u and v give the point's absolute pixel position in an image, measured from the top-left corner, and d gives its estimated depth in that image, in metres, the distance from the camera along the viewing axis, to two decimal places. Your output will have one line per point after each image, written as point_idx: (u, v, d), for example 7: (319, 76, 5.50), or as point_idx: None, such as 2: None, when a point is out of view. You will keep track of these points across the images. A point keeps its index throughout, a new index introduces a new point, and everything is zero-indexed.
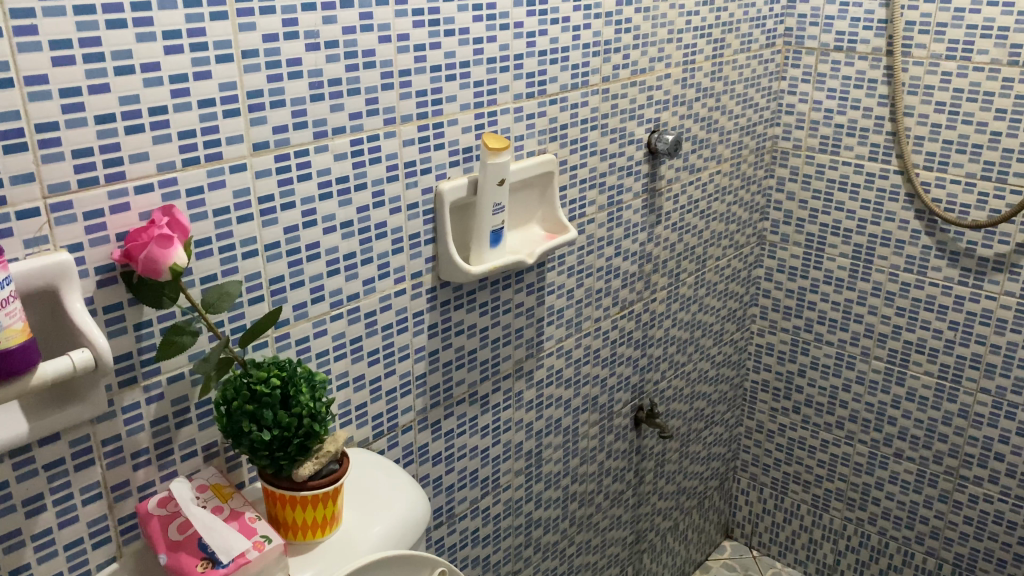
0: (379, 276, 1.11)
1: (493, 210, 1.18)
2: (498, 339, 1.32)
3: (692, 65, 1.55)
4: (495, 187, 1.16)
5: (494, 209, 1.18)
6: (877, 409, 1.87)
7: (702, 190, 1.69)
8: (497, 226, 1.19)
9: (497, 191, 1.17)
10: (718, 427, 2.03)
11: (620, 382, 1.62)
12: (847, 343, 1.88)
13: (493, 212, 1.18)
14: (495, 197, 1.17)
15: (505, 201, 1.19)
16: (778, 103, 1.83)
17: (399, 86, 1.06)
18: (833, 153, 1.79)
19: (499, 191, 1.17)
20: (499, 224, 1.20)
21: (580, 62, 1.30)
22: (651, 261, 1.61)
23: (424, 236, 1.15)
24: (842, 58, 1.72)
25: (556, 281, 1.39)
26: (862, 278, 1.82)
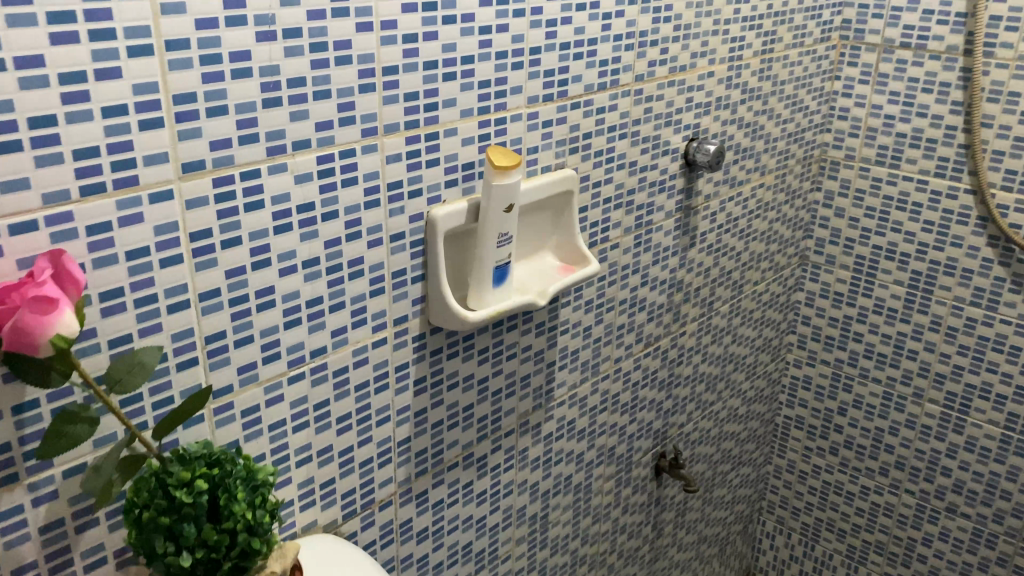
0: (353, 325, 0.88)
1: (498, 243, 0.95)
2: (500, 390, 1.10)
3: (738, 62, 1.31)
4: (502, 215, 0.93)
5: (500, 241, 0.95)
6: (929, 458, 1.65)
7: (742, 207, 1.45)
8: (502, 262, 0.96)
9: (503, 219, 0.94)
10: (745, 468, 1.82)
11: (641, 429, 1.41)
12: (898, 383, 1.66)
13: (498, 245, 0.95)
14: (501, 227, 0.94)
15: (513, 231, 0.96)
16: (829, 106, 1.59)
17: (382, 87, 0.82)
18: (892, 166, 1.55)
19: (506, 219, 0.94)
20: (505, 259, 0.97)
21: (609, 57, 1.07)
22: (682, 290, 1.38)
23: (410, 272, 0.92)
24: (909, 57, 1.48)
25: (571, 318, 1.17)
26: (919, 310, 1.59)
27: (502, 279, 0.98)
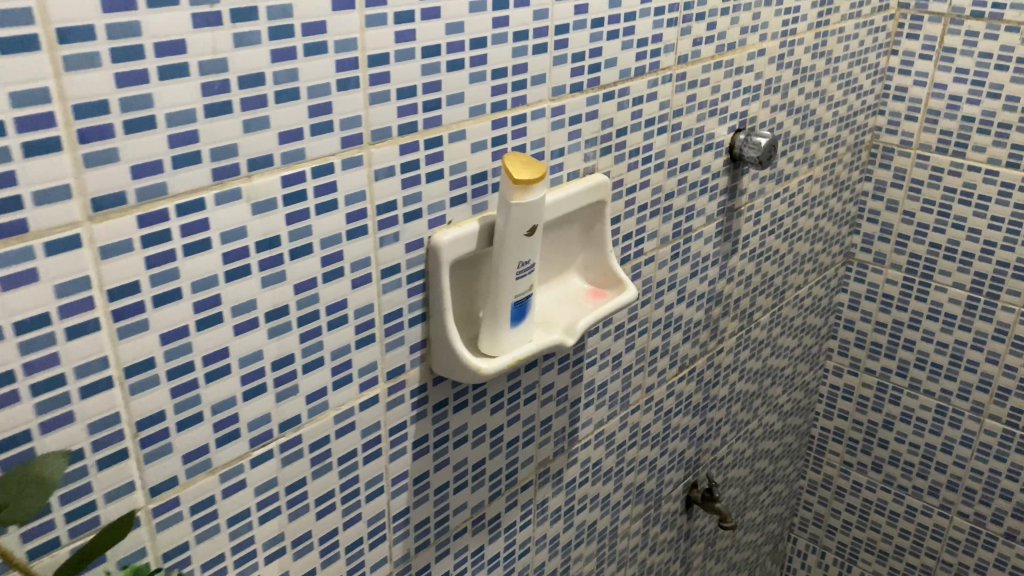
0: (335, 385, 0.70)
1: (517, 275, 0.76)
2: (516, 439, 0.92)
3: (792, 38, 1.11)
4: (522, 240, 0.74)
5: (520, 272, 0.76)
6: (986, 479, 1.48)
7: (788, 204, 1.26)
8: (523, 295, 0.78)
9: (524, 245, 0.75)
10: (779, 485, 1.65)
11: (673, 461, 1.23)
12: (953, 396, 1.48)
13: (516, 276, 0.76)
14: (521, 256, 0.75)
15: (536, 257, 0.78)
16: (883, 85, 1.39)
17: (368, 82, 0.63)
18: (956, 153, 1.36)
19: (528, 245, 0.75)
20: (526, 292, 0.78)
21: (649, 36, 0.87)
22: (721, 303, 1.20)
23: (407, 313, 0.73)
24: (981, 29, 1.27)
25: (598, 348, 0.99)
26: (981, 317, 1.41)
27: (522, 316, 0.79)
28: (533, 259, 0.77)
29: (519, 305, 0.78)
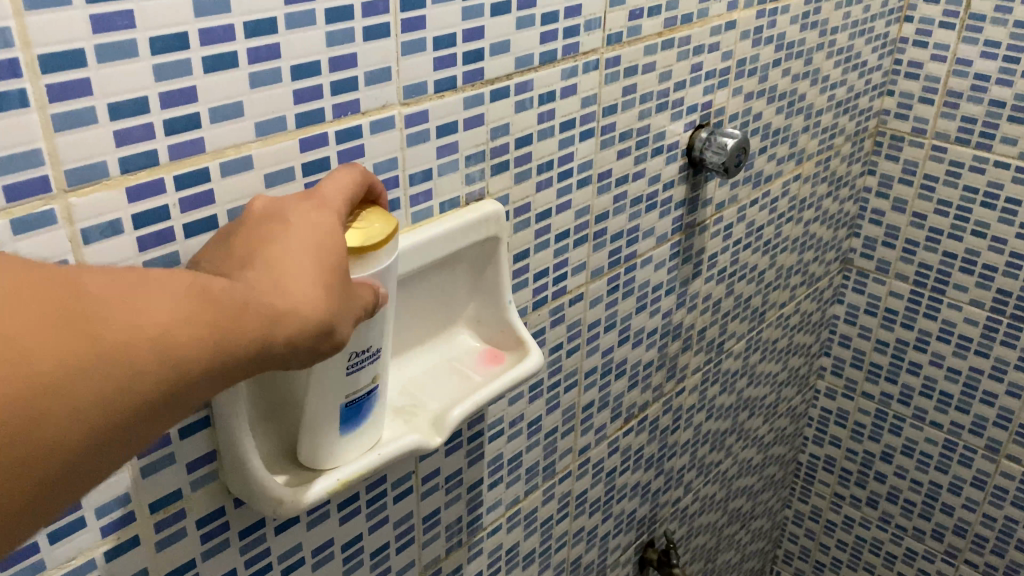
0: (54, 536, 0.48)
1: (346, 371, 0.52)
2: (386, 545, 0.70)
3: (774, 4, 0.85)
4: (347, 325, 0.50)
5: (351, 366, 0.52)
6: (1000, 528, 1.25)
7: (769, 211, 1.02)
8: (359, 390, 0.55)
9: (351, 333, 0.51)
10: (759, 520, 1.44)
11: (619, 524, 1.03)
12: (965, 431, 1.25)
13: (346, 373, 0.52)
14: (350, 348, 0.51)
15: (379, 339, 0.54)
16: (894, 59, 1.14)
17: (45, 98, 0.39)
18: (980, 145, 1.10)
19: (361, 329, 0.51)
20: (367, 386, 0.55)
21: (560, 9, 0.63)
22: (680, 337, 0.96)
23: (175, 422, 0.51)
24: None
25: (505, 416, 0.76)
26: (1002, 343, 1.16)
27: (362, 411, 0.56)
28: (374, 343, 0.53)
29: (354, 403, 0.55)
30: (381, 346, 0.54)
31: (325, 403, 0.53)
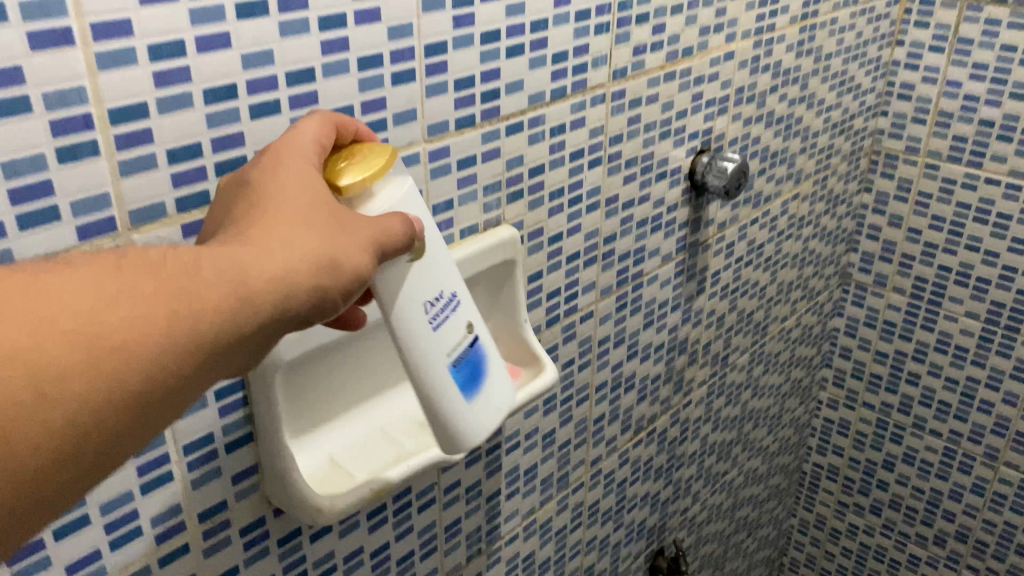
0: (113, 544, 0.52)
1: (432, 327, 0.51)
2: (411, 552, 0.74)
3: (770, 35, 0.90)
4: (410, 281, 0.49)
5: (434, 321, 0.51)
6: (1000, 533, 1.29)
7: (770, 229, 1.06)
8: (457, 344, 0.53)
9: (416, 284, 0.49)
10: (765, 529, 1.48)
11: (630, 533, 1.07)
12: (964, 439, 1.29)
13: (432, 330, 0.51)
14: (421, 299, 0.50)
15: (445, 280, 0.52)
16: (887, 82, 1.18)
17: (113, 146, 0.44)
18: (971, 163, 1.14)
19: (422, 275, 0.50)
20: (464, 341, 0.53)
21: (570, 48, 0.67)
22: (686, 351, 1.00)
23: (222, 438, 0.55)
24: (1004, 17, 1.06)
25: (521, 429, 0.80)
26: (997, 353, 1.20)
27: (473, 373, 0.55)
28: (443, 289, 0.51)
29: (459, 364, 0.53)
30: (452, 289, 0.52)
31: (434, 372, 0.51)
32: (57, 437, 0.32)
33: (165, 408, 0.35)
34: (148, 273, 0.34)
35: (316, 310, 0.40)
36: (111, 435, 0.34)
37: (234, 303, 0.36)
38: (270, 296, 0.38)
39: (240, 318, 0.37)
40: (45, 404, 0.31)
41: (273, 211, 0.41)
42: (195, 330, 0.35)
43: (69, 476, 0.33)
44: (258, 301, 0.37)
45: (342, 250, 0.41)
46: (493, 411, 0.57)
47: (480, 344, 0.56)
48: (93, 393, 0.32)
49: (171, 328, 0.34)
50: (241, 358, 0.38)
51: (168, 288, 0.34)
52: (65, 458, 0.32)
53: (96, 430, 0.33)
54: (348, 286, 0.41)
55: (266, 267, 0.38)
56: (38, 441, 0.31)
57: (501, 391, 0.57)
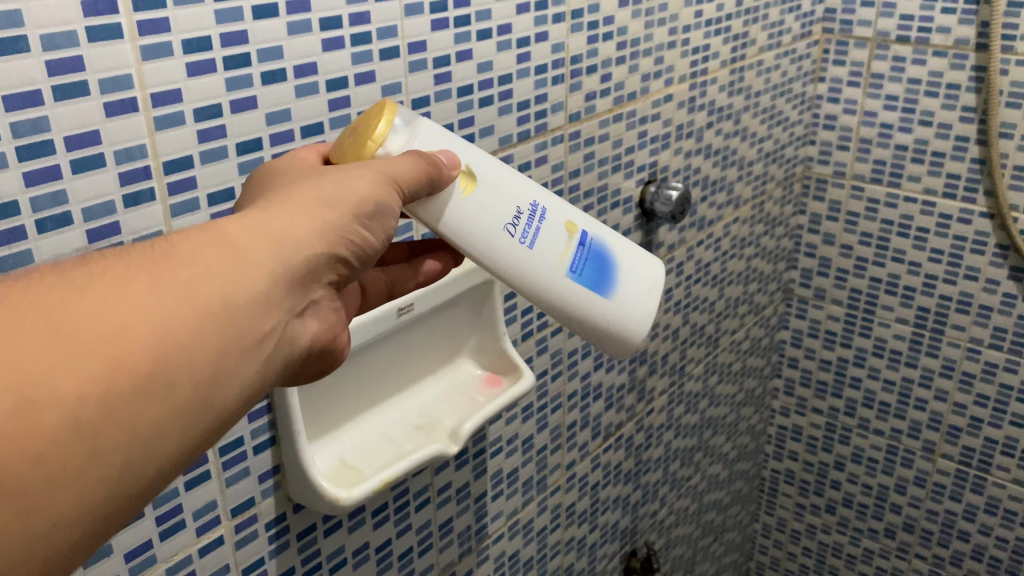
0: (161, 535, 0.60)
1: (524, 244, 0.58)
2: (410, 548, 0.83)
3: (703, 78, 1.02)
4: (481, 217, 0.56)
5: (524, 237, 0.58)
6: (943, 521, 1.40)
7: (714, 250, 1.18)
8: (559, 244, 0.59)
9: (489, 216, 0.57)
10: (731, 533, 1.58)
11: (605, 534, 1.16)
12: (904, 435, 1.40)
13: (527, 247, 0.58)
14: (501, 226, 0.57)
15: (519, 196, 0.58)
16: (813, 114, 1.32)
17: (167, 192, 0.53)
18: (891, 184, 1.28)
19: (492, 209, 0.57)
20: (570, 243, 0.59)
21: (531, 97, 0.78)
22: (646, 362, 1.11)
23: (250, 441, 0.64)
24: (908, 54, 1.20)
25: (503, 435, 0.90)
26: (926, 353, 1.33)
27: (594, 261, 0.61)
28: (520, 205, 0.58)
29: (572, 263, 0.59)
30: (530, 197, 0.58)
31: (544, 282, 0.59)
32: (116, 407, 0.35)
33: (222, 365, 0.39)
34: (160, 268, 0.38)
35: (338, 249, 0.45)
36: (172, 400, 0.37)
37: (251, 264, 0.41)
38: (290, 244, 0.43)
39: (268, 264, 0.42)
40: (95, 374, 0.34)
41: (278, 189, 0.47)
42: (225, 283, 0.39)
43: (141, 446, 0.36)
44: (280, 250, 0.42)
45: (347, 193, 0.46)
46: (626, 286, 0.62)
47: (591, 227, 0.61)
48: (142, 356, 0.36)
49: (192, 305, 0.38)
50: (285, 303, 0.43)
51: (184, 265, 0.39)
52: (132, 426, 0.36)
53: (154, 395, 0.36)
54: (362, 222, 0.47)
55: (276, 220, 0.43)
56: (99, 413, 0.34)
57: (630, 261, 0.62)
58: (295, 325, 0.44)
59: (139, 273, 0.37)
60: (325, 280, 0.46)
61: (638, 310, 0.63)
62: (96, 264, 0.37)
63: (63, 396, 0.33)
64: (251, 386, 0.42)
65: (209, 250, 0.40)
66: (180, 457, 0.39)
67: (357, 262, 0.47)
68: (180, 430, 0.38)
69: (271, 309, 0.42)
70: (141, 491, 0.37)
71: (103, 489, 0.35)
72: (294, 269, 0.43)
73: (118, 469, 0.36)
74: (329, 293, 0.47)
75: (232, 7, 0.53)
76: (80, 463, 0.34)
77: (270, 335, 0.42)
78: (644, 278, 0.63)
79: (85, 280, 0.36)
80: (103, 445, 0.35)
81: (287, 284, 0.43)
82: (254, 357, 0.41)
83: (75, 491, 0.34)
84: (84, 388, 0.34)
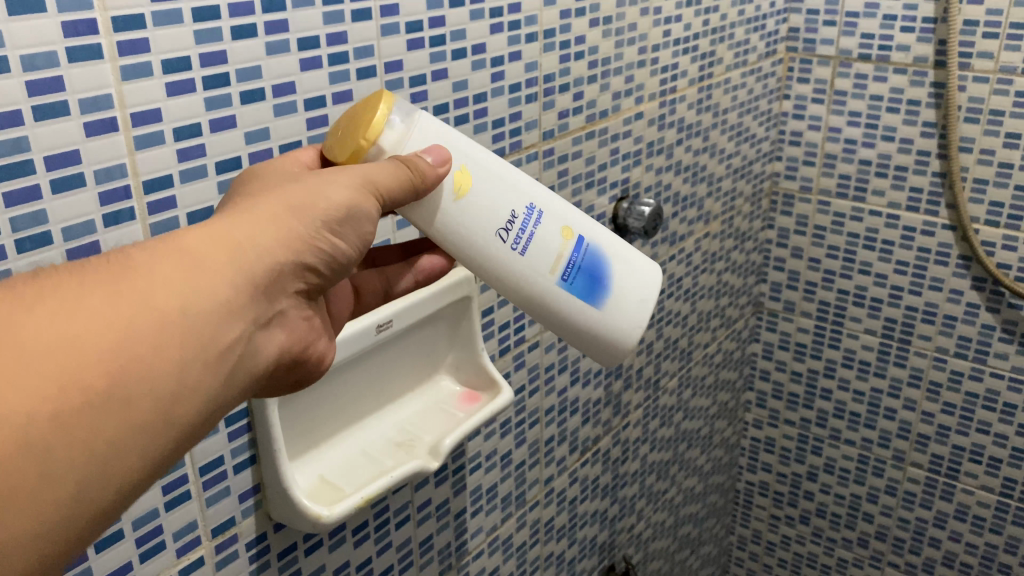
0: (142, 557, 0.60)
1: (515, 250, 0.58)
2: (391, 566, 0.82)
3: (672, 96, 1.04)
4: (472, 220, 0.57)
5: (516, 244, 0.58)
6: (914, 528, 1.42)
7: (686, 264, 1.20)
8: (553, 252, 0.60)
9: (482, 219, 0.57)
10: (707, 546, 1.59)
11: (584, 549, 1.16)
12: (874, 444, 1.42)
13: (519, 252, 0.59)
14: (493, 230, 0.58)
15: (514, 200, 0.58)
16: (779, 131, 1.35)
17: (147, 212, 0.53)
18: (856, 198, 1.30)
19: (481, 211, 0.57)
20: (563, 250, 0.60)
21: (506, 115, 0.79)
22: (622, 376, 1.12)
23: (231, 460, 0.64)
24: (870, 71, 1.23)
25: (482, 451, 0.90)
26: (895, 363, 1.35)
27: (585, 270, 0.61)
28: (516, 209, 0.58)
29: (563, 271, 0.60)
30: (527, 202, 0.59)
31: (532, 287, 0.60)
32: (71, 424, 0.35)
33: (183, 378, 0.39)
34: (122, 278, 0.38)
35: (303, 255, 0.46)
36: (131, 416, 0.37)
37: (212, 275, 0.41)
38: (249, 251, 0.43)
39: (226, 272, 0.42)
40: (47, 390, 0.34)
41: (240, 199, 0.47)
42: (182, 292, 0.40)
43: (100, 464, 0.36)
44: (238, 257, 0.43)
45: (313, 198, 0.47)
46: (620, 300, 0.63)
47: (586, 236, 0.61)
48: (98, 370, 0.36)
49: (153, 318, 0.38)
50: (247, 315, 0.43)
51: (145, 275, 0.39)
52: (89, 443, 0.36)
53: (112, 410, 0.36)
54: (329, 227, 0.47)
55: (236, 229, 0.43)
56: (54, 430, 0.34)
57: (627, 274, 0.63)
58: (259, 334, 0.44)
59: (91, 286, 0.37)
60: (290, 287, 0.46)
61: (630, 323, 0.64)
62: (46, 277, 0.37)
63: (16, 413, 0.33)
64: (214, 398, 0.42)
65: (165, 260, 0.40)
66: (141, 475, 0.39)
67: (325, 268, 0.48)
68: (140, 447, 0.38)
69: (233, 318, 0.42)
70: (102, 512, 0.37)
71: (60, 510, 0.35)
72: (254, 276, 0.43)
73: (78, 487, 0.36)
74: (296, 301, 0.47)
75: (211, 28, 0.54)
76: (34, 484, 0.34)
77: (232, 343, 0.42)
78: (641, 290, 0.63)
79: (36, 296, 0.36)
80: (64, 462, 0.35)
81: (247, 292, 0.43)
82: (216, 368, 0.41)
83: (32, 511, 0.34)
84: (36, 406, 0.34)
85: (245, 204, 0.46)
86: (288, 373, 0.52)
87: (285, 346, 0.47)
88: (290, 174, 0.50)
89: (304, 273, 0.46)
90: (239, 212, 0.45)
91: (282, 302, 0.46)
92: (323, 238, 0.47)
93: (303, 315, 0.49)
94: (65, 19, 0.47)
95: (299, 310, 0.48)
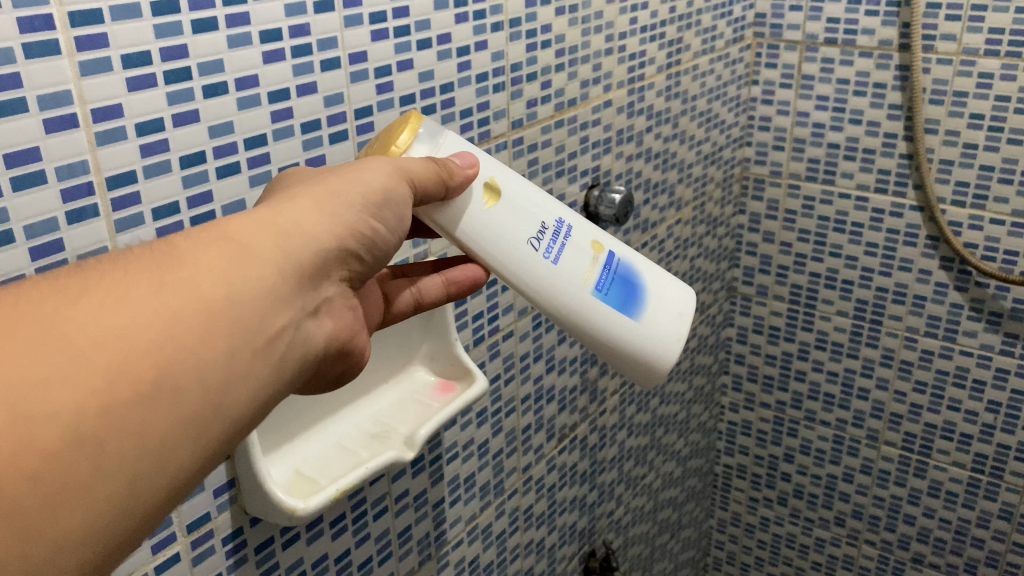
0: None
1: (547, 258, 0.62)
2: (369, 558, 0.83)
3: (641, 83, 1.05)
4: (502, 227, 0.60)
5: (549, 252, 0.62)
6: (889, 506, 1.44)
7: (658, 251, 1.21)
8: (586, 264, 0.63)
9: (515, 226, 0.61)
10: (687, 530, 1.61)
11: (564, 535, 1.17)
12: (849, 425, 1.44)
13: (551, 261, 0.62)
14: (526, 238, 0.61)
15: (546, 213, 0.62)
16: (748, 116, 1.36)
17: (110, 209, 0.53)
18: (825, 181, 1.32)
19: (510, 218, 0.60)
20: (595, 266, 0.63)
21: (474, 105, 0.80)
22: (597, 363, 1.13)
23: None
24: (836, 55, 1.24)
25: (458, 440, 0.91)
26: (867, 344, 1.37)
27: (620, 286, 0.65)
28: (546, 220, 0.62)
29: (596, 283, 0.63)
30: (556, 215, 0.63)
31: (565, 296, 0.63)
32: (121, 415, 0.35)
33: (232, 365, 0.40)
34: (170, 267, 0.39)
35: (347, 242, 0.47)
36: (179, 408, 0.38)
37: (258, 263, 0.42)
38: (295, 238, 0.44)
39: (271, 259, 0.43)
40: (96, 382, 0.34)
41: (279, 192, 0.48)
42: (229, 280, 0.40)
43: (151, 458, 0.37)
44: (284, 244, 0.43)
45: (350, 184, 0.48)
46: (656, 310, 0.66)
47: (618, 253, 0.65)
48: (146, 362, 0.36)
49: (201, 306, 0.39)
50: (294, 302, 0.44)
51: (193, 264, 0.40)
52: (140, 435, 0.36)
53: (161, 401, 0.37)
54: (369, 212, 0.48)
55: (277, 216, 0.44)
56: (103, 425, 0.34)
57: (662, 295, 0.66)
58: (307, 321, 0.45)
59: (136, 276, 0.38)
60: (335, 274, 0.47)
61: (668, 333, 0.67)
62: (91, 271, 0.38)
63: (64, 407, 0.33)
64: (263, 386, 0.42)
65: (209, 249, 0.41)
66: (193, 468, 0.39)
67: (367, 255, 0.49)
68: (192, 437, 0.38)
69: (282, 305, 0.43)
70: (154, 505, 0.38)
71: (113, 507, 0.36)
72: (300, 263, 0.44)
73: (132, 483, 0.36)
74: (342, 288, 0.48)
75: (170, 22, 0.53)
76: (83, 483, 0.34)
77: (282, 330, 0.43)
78: (673, 305, 0.67)
79: (81, 289, 0.36)
80: (117, 459, 0.35)
81: (295, 279, 0.44)
82: (265, 356, 0.42)
83: (86, 508, 0.34)
84: (84, 400, 0.34)
85: (287, 195, 0.47)
86: (337, 365, 0.52)
87: (334, 334, 0.48)
88: (326, 167, 0.51)
89: (347, 259, 0.48)
90: (280, 202, 0.46)
91: (328, 288, 0.47)
92: (364, 224, 0.48)
93: (349, 303, 0.50)
94: (20, 15, 0.46)
95: (345, 297, 0.49)
